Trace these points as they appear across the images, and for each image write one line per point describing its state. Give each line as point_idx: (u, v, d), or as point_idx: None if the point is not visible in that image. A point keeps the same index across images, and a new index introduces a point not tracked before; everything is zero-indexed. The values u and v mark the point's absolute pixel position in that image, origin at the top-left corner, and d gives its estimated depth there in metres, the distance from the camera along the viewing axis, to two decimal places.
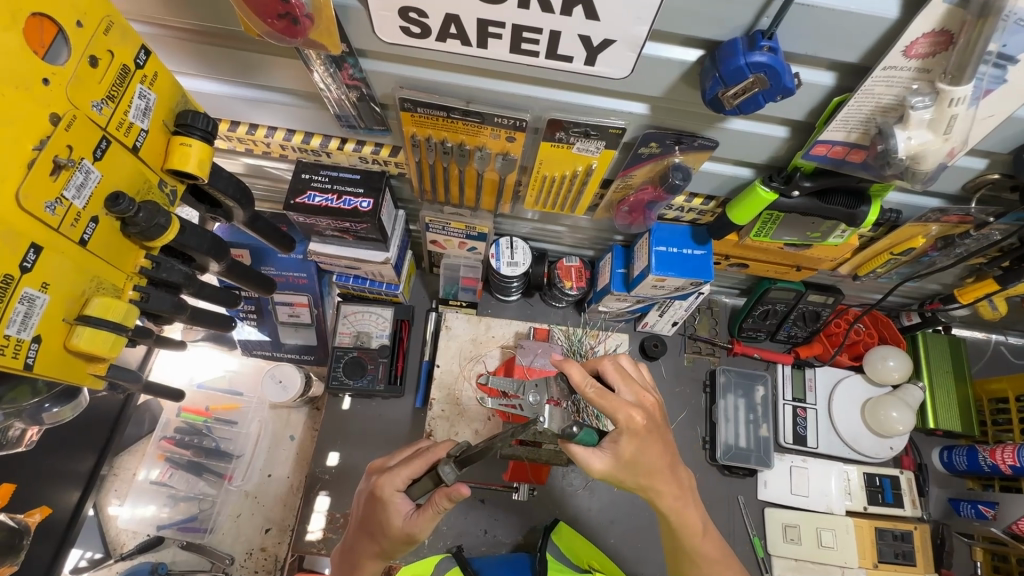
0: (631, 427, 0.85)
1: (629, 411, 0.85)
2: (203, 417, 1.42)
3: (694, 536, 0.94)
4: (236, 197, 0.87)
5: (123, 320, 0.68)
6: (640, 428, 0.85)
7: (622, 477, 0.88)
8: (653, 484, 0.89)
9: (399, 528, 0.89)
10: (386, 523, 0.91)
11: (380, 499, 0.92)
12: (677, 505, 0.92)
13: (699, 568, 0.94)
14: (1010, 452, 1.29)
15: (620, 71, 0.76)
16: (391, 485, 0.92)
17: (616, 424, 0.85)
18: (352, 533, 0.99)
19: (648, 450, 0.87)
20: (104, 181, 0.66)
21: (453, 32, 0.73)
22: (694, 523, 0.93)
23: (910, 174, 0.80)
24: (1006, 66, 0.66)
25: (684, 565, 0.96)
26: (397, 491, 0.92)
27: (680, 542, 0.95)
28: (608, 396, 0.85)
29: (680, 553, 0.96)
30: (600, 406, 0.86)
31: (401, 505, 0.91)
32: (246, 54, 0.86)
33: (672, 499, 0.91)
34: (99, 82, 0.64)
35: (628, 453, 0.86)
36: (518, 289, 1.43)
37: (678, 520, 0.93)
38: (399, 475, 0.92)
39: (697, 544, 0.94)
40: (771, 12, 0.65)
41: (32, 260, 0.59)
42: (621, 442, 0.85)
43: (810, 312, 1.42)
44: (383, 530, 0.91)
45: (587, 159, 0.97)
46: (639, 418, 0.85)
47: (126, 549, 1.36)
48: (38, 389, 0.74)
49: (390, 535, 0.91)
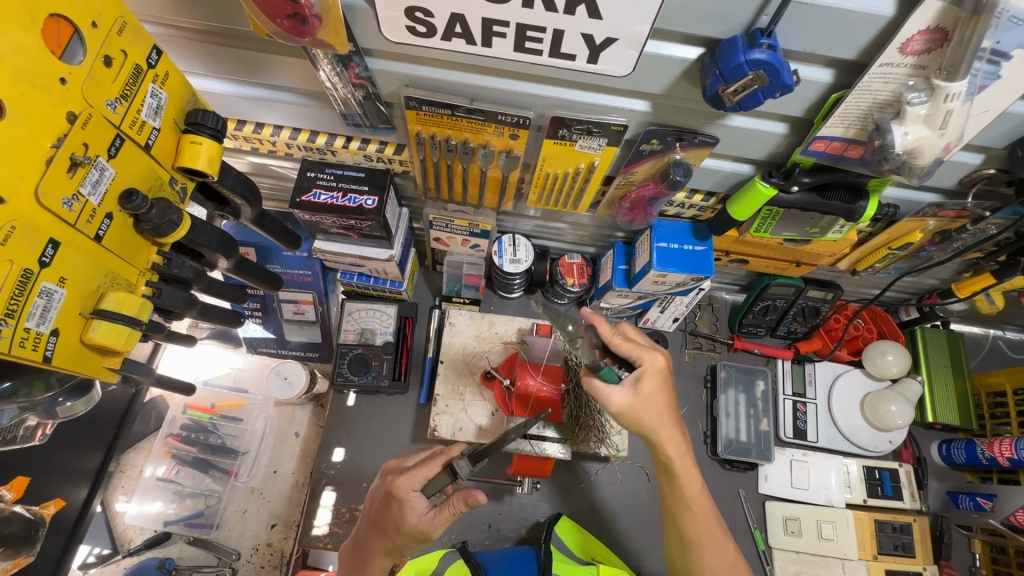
0: (654, 366, 0.91)
1: (650, 355, 0.91)
2: (209, 414, 1.44)
3: (694, 487, 0.96)
4: (244, 195, 0.88)
5: (137, 314, 0.70)
6: (660, 369, 0.91)
7: (634, 418, 0.91)
8: (663, 432, 0.92)
9: (414, 527, 0.91)
10: (401, 522, 0.92)
11: (396, 498, 0.92)
12: (680, 452, 0.94)
13: (689, 516, 0.97)
14: (1007, 444, 1.30)
15: (623, 69, 0.77)
16: (408, 485, 0.92)
17: (639, 366, 0.91)
18: (364, 528, 1.00)
19: (661, 392, 0.91)
20: (118, 178, 0.67)
21: (458, 31, 0.75)
22: (693, 471, 0.95)
23: (907, 169, 0.81)
24: (999, 63, 0.68)
25: (679, 513, 0.98)
26: (413, 490, 0.92)
27: (683, 488, 0.96)
28: (633, 341, 0.92)
29: (677, 500, 0.98)
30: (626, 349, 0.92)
31: (416, 503, 0.91)
32: (252, 53, 0.88)
33: (674, 449, 0.93)
34: (113, 81, 0.65)
35: (647, 392, 0.90)
36: (520, 287, 1.45)
37: (680, 467, 0.94)
38: (415, 475, 0.92)
39: (697, 494, 0.96)
40: (770, 11, 0.67)
41: (50, 256, 0.60)
42: (644, 379, 0.90)
43: (809, 307, 1.43)
44: (397, 526, 0.92)
45: (589, 156, 0.98)
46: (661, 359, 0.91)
47: (134, 545, 1.38)
48: (52, 383, 0.76)
49: (404, 532, 0.92)
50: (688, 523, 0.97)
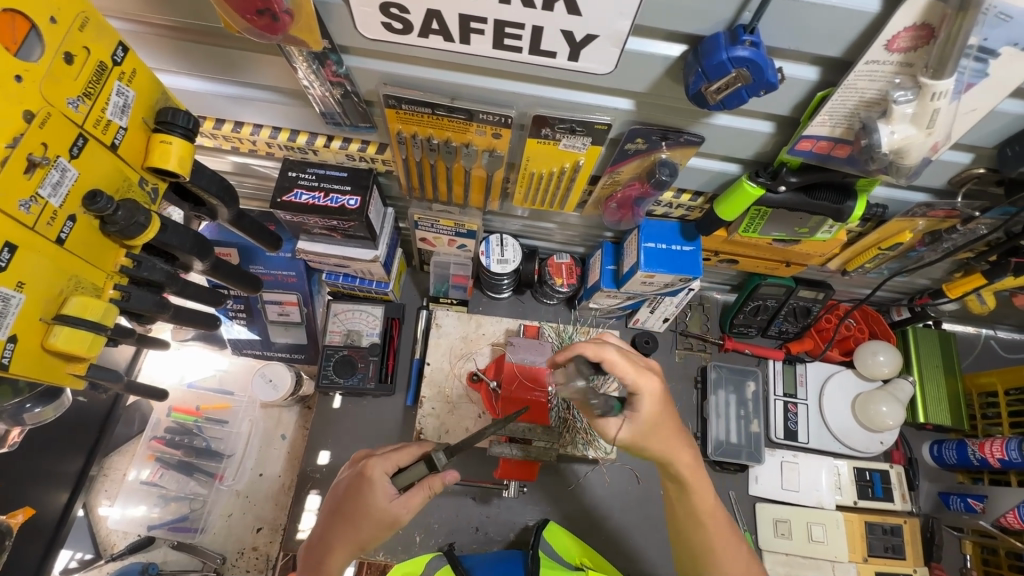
0: (649, 393, 0.87)
1: (649, 381, 0.87)
2: (194, 416, 1.42)
3: (708, 501, 0.94)
4: (219, 195, 0.86)
5: (102, 319, 0.67)
6: (658, 395, 0.87)
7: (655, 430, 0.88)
8: (674, 451, 0.91)
9: (383, 509, 0.89)
10: (369, 504, 0.90)
11: (367, 480, 0.91)
12: (693, 472, 0.93)
13: (704, 533, 0.95)
14: (998, 445, 1.29)
15: (604, 66, 0.75)
16: (380, 467, 0.92)
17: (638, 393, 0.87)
18: (325, 520, 0.95)
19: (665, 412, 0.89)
20: (81, 179, 0.65)
21: (435, 27, 0.73)
22: (705, 486, 0.94)
23: (894, 169, 0.80)
24: (987, 60, 0.66)
25: (690, 529, 0.96)
26: (384, 472, 0.92)
27: (693, 505, 0.94)
28: (627, 363, 0.85)
29: (687, 517, 0.96)
30: (623, 372, 0.85)
31: (387, 488, 0.91)
32: (227, 50, 0.85)
33: (686, 464, 0.92)
34: (74, 79, 0.63)
35: (647, 420, 0.88)
36: (508, 287, 1.43)
37: (694, 485, 0.93)
38: (389, 458, 0.94)
39: (710, 511, 0.94)
40: (752, 7, 0.65)
41: (6, 259, 0.58)
42: (644, 406, 0.87)
43: (800, 308, 1.42)
44: (365, 512, 0.90)
45: (574, 155, 0.97)
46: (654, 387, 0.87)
47: (118, 550, 1.36)
48: (19, 389, 0.74)
49: (371, 517, 0.90)
50: (700, 538, 0.95)
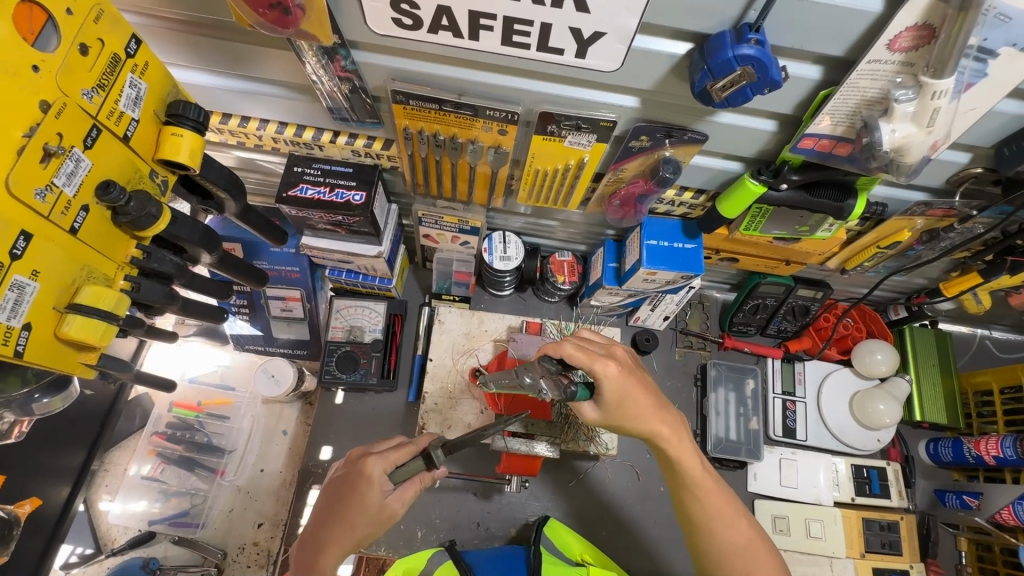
0: (607, 377, 0.89)
1: (605, 366, 0.88)
2: (195, 412, 1.43)
3: (692, 468, 0.93)
4: (227, 188, 0.86)
5: (114, 309, 0.68)
6: (620, 375, 0.89)
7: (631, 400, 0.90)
8: (654, 422, 0.91)
9: (380, 505, 0.91)
10: (366, 502, 0.90)
11: (363, 478, 0.92)
12: (677, 440, 0.93)
13: (699, 502, 0.94)
14: (993, 443, 1.31)
15: (611, 63, 0.76)
16: (378, 467, 0.93)
17: (598, 378, 0.89)
18: (319, 517, 0.94)
19: (637, 389, 0.90)
20: (94, 170, 0.66)
21: (445, 23, 0.74)
22: (690, 452, 0.94)
23: (894, 167, 0.81)
24: (986, 60, 0.68)
25: (685, 501, 0.95)
26: (382, 471, 0.93)
27: (681, 474, 0.94)
28: (583, 351, 0.88)
29: (679, 489, 0.95)
30: (578, 363, 0.88)
31: (383, 486, 0.92)
32: (236, 45, 0.86)
33: (668, 432, 0.92)
34: (89, 70, 0.64)
35: (613, 398, 0.90)
36: (511, 284, 1.44)
37: (678, 452, 0.93)
38: (387, 457, 0.94)
39: (698, 477, 0.93)
40: (758, 6, 0.66)
41: (21, 248, 0.59)
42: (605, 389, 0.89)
43: (799, 307, 1.43)
44: (361, 508, 0.90)
45: (579, 152, 0.98)
46: (614, 367, 0.88)
47: (118, 545, 1.36)
48: (28, 378, 0.75)
49: (369, 513, 0.90)
50: (696, 510, 0.94)
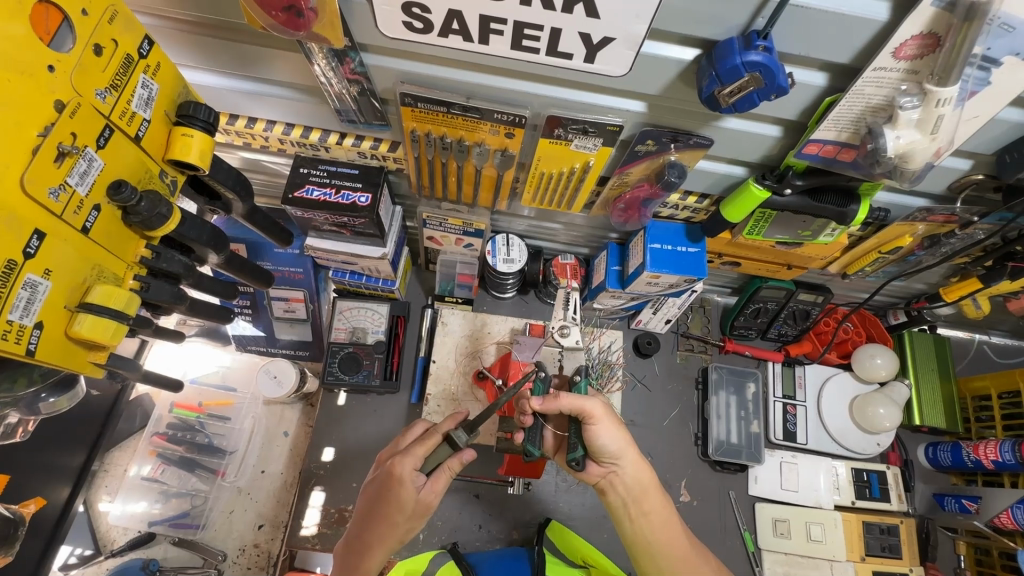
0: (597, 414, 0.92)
1: (594, 403, 0.92)
2: (196, 413, 1.42)
3: (659, 508, 1.02)
4: (235, 189, 0.87)
5: (125, 308, 0.68)
6: (605, 412, 0.93)
7: (611, 432, 0.94)
8: (627, 457, 0.97)
9: (416, 501, 0.92)
10: (401, 501, 0.91)
11: (395, 479, 0.91)
12: (642, 474, 1.00)
13: (660, 532, 1.01)
14: (992, 447, 1.32)
15: (619, 68, 0.77)
16: (408, 466, 0.92)
17: (589, 414, 0.92)
18: (359, 520, 0.97)
19: (617, 429, 0.95)
20: (106, 169, 0.66)
21: (455, 27, 0.75)
22: (654, 488, 1.02)
23: (898, 173, 0.82)
24: (990, 68, 0.69)
25: (644, 530, 1.01)
26: (412, 469, 0.92)
27: (648, 504, 1.01)
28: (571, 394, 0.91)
29: (641, 518, 1.01)
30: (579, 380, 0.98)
31: (417, 482, 0.92)
32: (245, 47, 0.87)
33: (637, 470, 0.99)
34: (102, 71, 0.64)
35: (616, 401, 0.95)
36: (513, 287, 1.44)
37: (646, 485, 1.00)
38: (415, 454, 0.92)
39: (659, 510, 1.02)
40: (765, 13, 0.67)
41: (35, 247, 0.59)
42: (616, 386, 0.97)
43: (800, 311, 1.44)
44: (398, 508, 0.91)
45: (585, 156, 0.98)
46: (599, 406, 0.92)
47: (117, 546, 1.35)
48: (35, 378, 0.74)
49: (405, 512, 0.91)
50: (656, 537, 1.01)
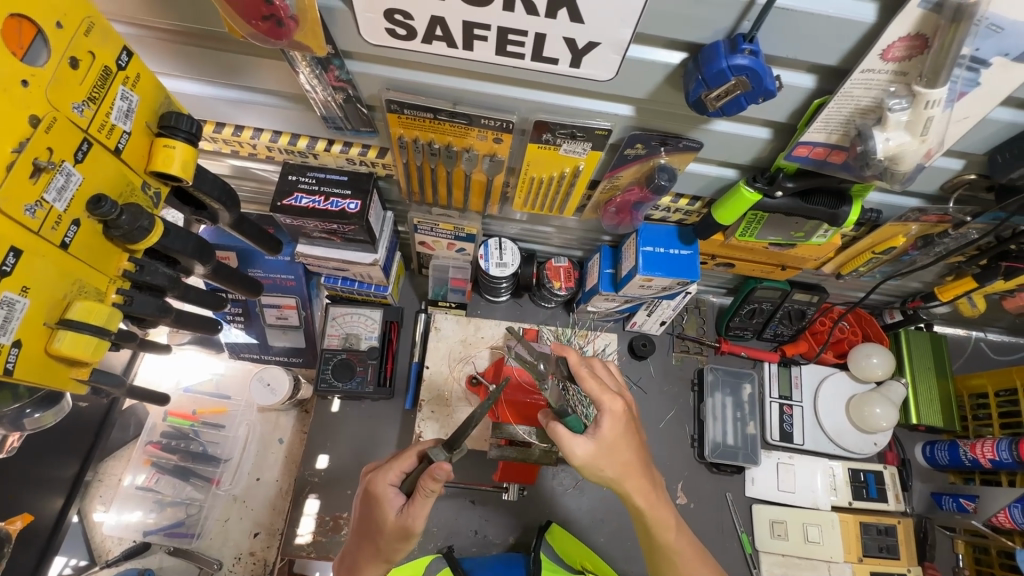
0: (613, 414, 0.87)
1: (613, 401, 0.87)
2: (190, 421, 1.41)
3: (666, 529, 0.93)
4: (221, 199, 0.86)
5: (105, 324, 0.68)
6: (623, 415, 0.88)
7: (597, 469, 0.86)
8: (629, 486, 0.89)
9: (394, 521, 0.90)
10: (381, 520, 0.91)
11: (374, 496, 0.93)
12: (650, 503, 0.91)
13: (677, 568, 0.94)
14: (989, 446, 1.32)
15: (605, 73, 0.76)
16: (384, 482, 0.94)
17: (600, 410, 0.88)
18: (354, 539, 0.99)
19: (625, 440, 0.88)
20: (85, 183, 0.65)
21: (439, 33, 0.74)
22: (666, 519, 0.93)
23: (888, 175, 0.81)
24: (979, 69, 0.68)
25: (661, 565, 0.95)
26: (391, 486, 0.93)
27: (656, 540, 0.94)
28: (597, 379, 0.88)
29: (656, 554, 0.95)
30: (589, 390, 0.87)
31: (393, 499, 0.92)
32: (228, 55, 0.86)
33: (642, 499, 0.90)
34: (79, 84, 0.63)
35: (609, 437, 0.86)
36: (507, 290, 1.44)
37: (653, 518, 0.92)
38: (391, 470, 0.94)
39: (672, 541, 0.93)
40: (751, 16, 0.66)
41: (11, 264, 0.58)
42: (603, 423, 0.86)
43: (795, 311, 1.43)
44: (379, 527, 0.92)
45: (574, 160, 0.98)
46: (620, 405, 0.88)
47: (112, 556, 1.35)
48: (18, 394, 0.74)
49: (386, 532, 0.91)
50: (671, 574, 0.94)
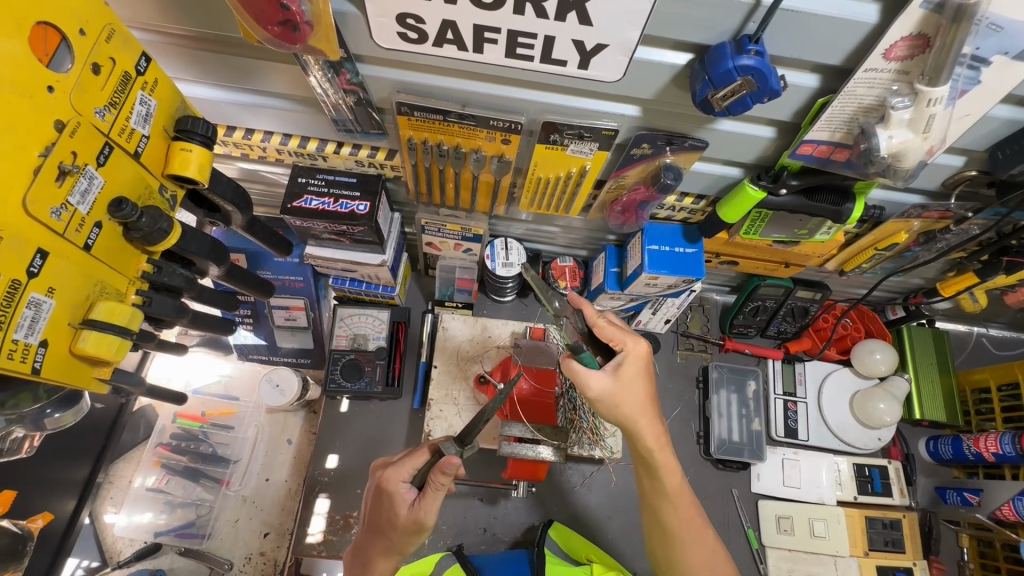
0: (635, 353, 0.90)
1: (635, 342, 0.91)
2: (200, 423, 1.43)
3: (673, 477, 0.92)
4: (235, 202, 0.87)
5: (127, 324, 0.69)
6: (644, 357, 0.91)
7: (613, 405, 0.88)
8: (643, 426, 0.89)
9: (406, 516, 0.91)
10: (394, 515, 0.92)
11: (385, 492, 0.93)
12: (662, 446, 0.91)
13: (674, 510, 0.93)
14: (992, 440, 1.33)
15: (613, 74, 0.78)
16: (396, 478, 0.93)
17: (621, 351, 0.91)
18: (364, 533, 1.01)
19: (643, 379, 0.90)
20: (107, 187, 0.67)
21: (450, 37, 0.75)
22: (673, 464, 0.92)
23: (891, 172, 0.83)
24: (980, 68, 0.69)
25: (660, 508, 0.94)
26: (402, 481, 0.93)
27: (660, 483, 0.93)
28: (616, 325, 0.93)
29: (656, 494, 0.94)
30: (609, 333, 0.92)
31: (406, 495, 0.92)
32: (241, 60, 0.87)
33: (654, 441, 0.90)
34: (101, 89, 0.65)
35: (628, 374, 0.88)
36: (512, 290, 1.45)
37: (661, 461, 0.91)
38: (403, 467, 0.94)
39: (677, 486, 0.93)
40: (757, 17, 0.68)
41: (38, 265, 0.60)
42: (625, 364, 0.89)
43: (798, 308, 1.44)
44: (392, 523, 0.93)
45: (581, 160, 0.99)
46: (644, 346, 0.91)
47: (123, 557, 1.35)
48: (40, 395, 0.75)
49: (398, 526, 0.92)
50: (669, 515, 0.94)
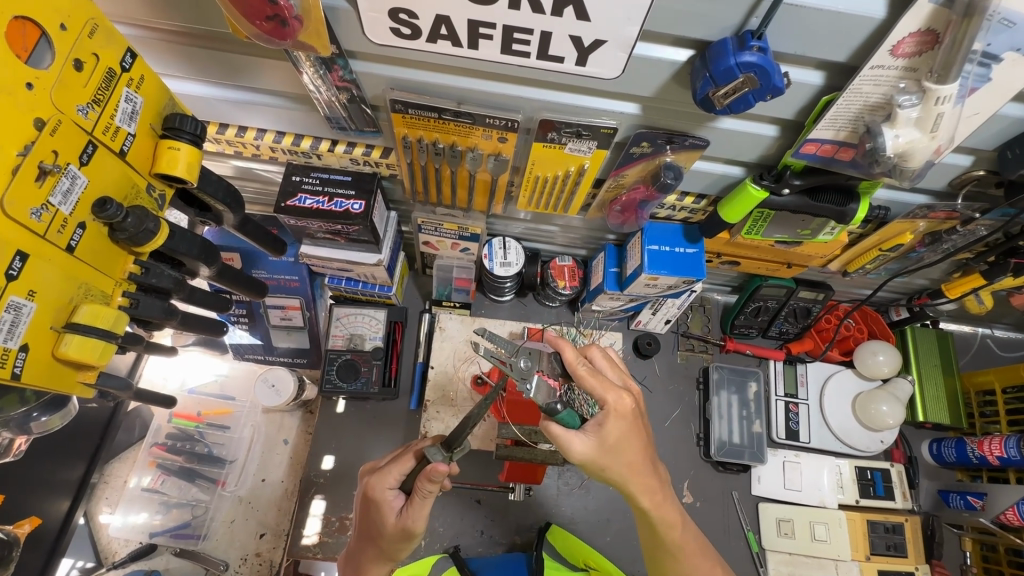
0: (619, 410, 0.83)
1: (618, 397, 0.83)
2: (195, 422, 1.42)
3: (673, 529, 0.92)
4: (226, 201, 0.85)
5: (112, 327, 0.67)
6: (628, 412, 0.83)
7: (599, 467, 0.83)
8: (635, 485, 0.86)
9: (395, 524, 0.89)
10: (382, 523, 0.91)
11: (373, 501, 0.92)
12: (657, 501, 0.89)
13: (680, 561, 0.94)
14: (996, 444, 1.31)
15: (611, 71, 0.76)
16: (383, 486, 0.91)
17: (603, 408, 0.83)
18: (356, 540, 1.00)
19: (633, 436, 0.83)
20: (90, 187, 0.65)
21: (444, 33, 0.73)
22: (672, 519, 0.92)
23: (898, 172, 0.80)
24: (991, 65, 0.67)
25: (664, 559, 0.96)
26: (390, 488, 0.91)
27: (662, 537, 0.93)
28: (598, 375, 0.84)
29: (659, 548, 0.95)
30: (589, 389, 0.83)
31: (393, 502, 0.91)
32: (233, 56, 0.85)
33: (648, 501, 0.89)
34: (84, 86, 0.63)
35: (612, 437, 0.82)
36: (511, 290, 1.43)
37: (659, 517, 0.90)
38: (389, 474, 0.92)
39: (678, 538, 0.93)
40: (760, 13, 0.66)
41: (18, 268, 0.58)
42: (607, 425, 0.82)
43: (801, 308, 1.43)
44: (381, 530, 0.92)
45: (579, 159, 0.97)
46: (628, 401, 0.83)
47: (119, 558, 1.34)
48: (26, 398, 0.74)
49: (388, 533, 0.91)
50: (673, 566, 0.95)
